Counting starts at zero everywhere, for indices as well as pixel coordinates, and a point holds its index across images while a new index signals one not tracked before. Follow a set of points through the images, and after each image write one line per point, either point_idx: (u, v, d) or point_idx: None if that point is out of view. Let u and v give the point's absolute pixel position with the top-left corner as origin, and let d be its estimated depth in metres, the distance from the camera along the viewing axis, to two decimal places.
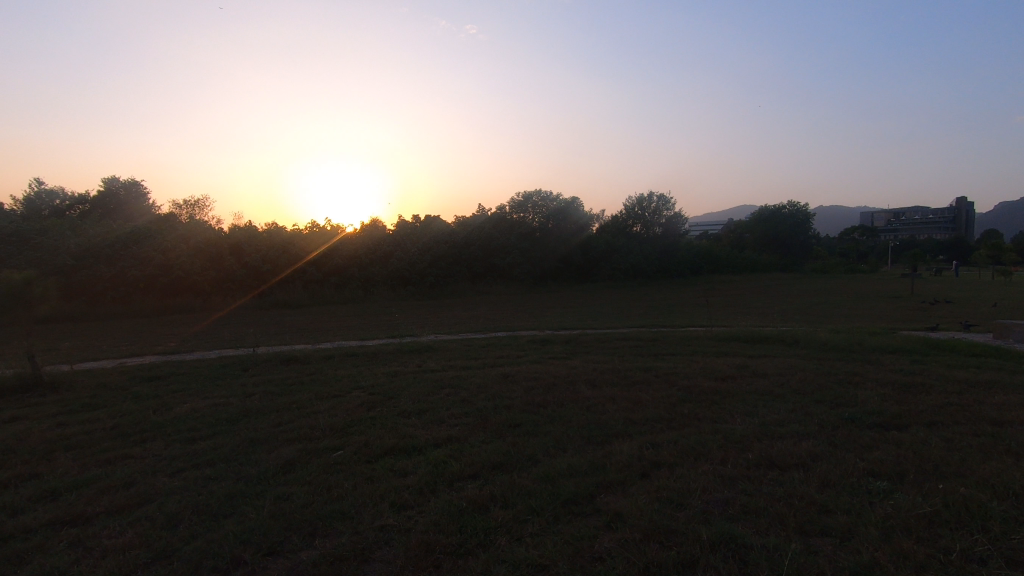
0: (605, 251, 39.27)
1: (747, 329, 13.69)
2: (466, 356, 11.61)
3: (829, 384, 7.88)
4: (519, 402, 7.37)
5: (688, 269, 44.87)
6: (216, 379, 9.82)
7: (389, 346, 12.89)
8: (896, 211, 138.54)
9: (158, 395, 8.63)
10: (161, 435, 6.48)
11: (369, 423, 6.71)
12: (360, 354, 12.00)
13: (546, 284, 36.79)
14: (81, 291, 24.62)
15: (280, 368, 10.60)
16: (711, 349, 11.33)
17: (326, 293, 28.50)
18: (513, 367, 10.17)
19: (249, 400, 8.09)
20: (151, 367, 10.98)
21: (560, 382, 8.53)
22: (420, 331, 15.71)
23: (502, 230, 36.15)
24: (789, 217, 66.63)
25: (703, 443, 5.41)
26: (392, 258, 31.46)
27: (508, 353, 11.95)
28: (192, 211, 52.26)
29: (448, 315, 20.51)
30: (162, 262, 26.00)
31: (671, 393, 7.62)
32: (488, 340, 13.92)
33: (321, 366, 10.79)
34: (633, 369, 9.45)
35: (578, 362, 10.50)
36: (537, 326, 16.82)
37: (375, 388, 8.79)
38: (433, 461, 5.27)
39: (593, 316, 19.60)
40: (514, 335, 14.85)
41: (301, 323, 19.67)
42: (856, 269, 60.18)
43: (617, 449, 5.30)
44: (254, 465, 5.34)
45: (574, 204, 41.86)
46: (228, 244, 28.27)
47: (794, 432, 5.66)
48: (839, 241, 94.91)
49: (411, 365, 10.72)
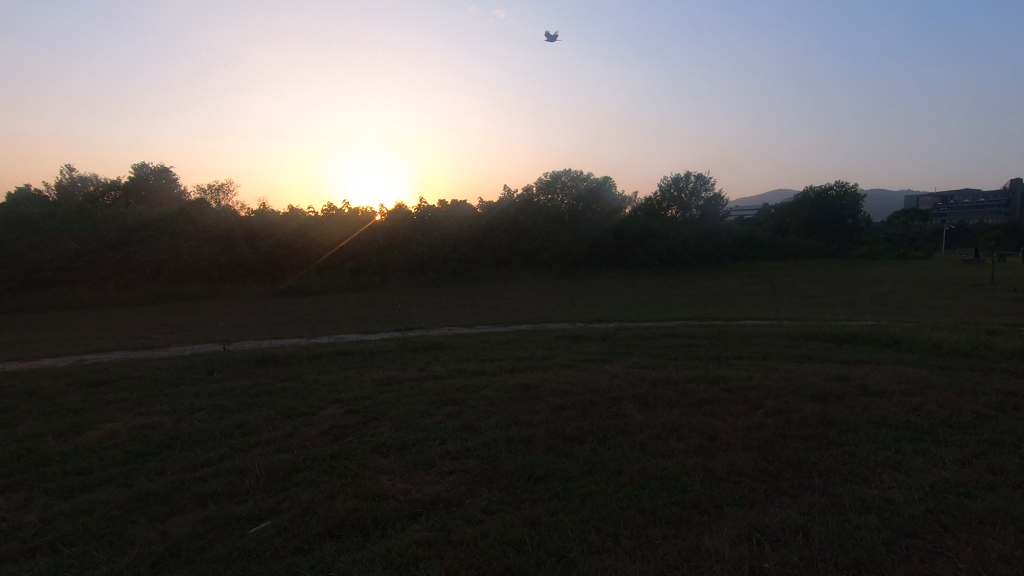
0: (639, 235, 36.69)
1: (823, 326, 11.25)
2: (481, 357, 9.47)
3: (987, 412, 5.52)
4: (543, 434, 5.23)
5: (727, 254, 41.87)
6: (168, 385, 7.93)
7: (391, 343, 10.86)
8: (947, 194, 130.53)
9: (82, 410, 6.79)
10: (31, 481, 4.57)
11: (327, 467, 4.67)
12: (355, 352, 10.04)
13: (576, 270, 34.45)
14: (87, 278, 23.56)
15: (252, 373, 8.67)
16: (788, 352, 8.99)
17: (341, 280, 26.83)
18: (538, 375, 8.00)
19: (186, 420, 6.18)
20: (106, 368, 9.22)
21: (600, 400, 6.35)
22: (431, 325, 13.65)
23: (529, 213, 33.85)
24: (836, 200, 62.26)
25: (851, 536, 3.21)
26: (412, 243, 29.57)
27: (532, 353, 9.81)
28: (217, 197, 51.47)
29: (467, 306, 18.41)
30: (169, 247, 24.73)
31: (761, 422, 5.40)
32: (508, 336, 11.78)
33: (302, 369, 8.81)
34: (694, 380, 7.25)
35: (620, 367, 8.27)
36: (566, 318, 14.63)
37: (356, 403, 6.76)
38: (400, 558, 3.22)
39: (630, 307, 17.28)
40: (540, 330, 12.69)
41: (308, 312, 17.94)
42: (910, 255, 55.88)
43: (707, 546, 3.13)
44: (114, 557, 3.36)
45: (606, 185, 39.17)
46: (240, 228, 26.78)
47: (1005, 517, 3.39)
48: (886, 226, 89.48)
49: (412, 369, 8.68)
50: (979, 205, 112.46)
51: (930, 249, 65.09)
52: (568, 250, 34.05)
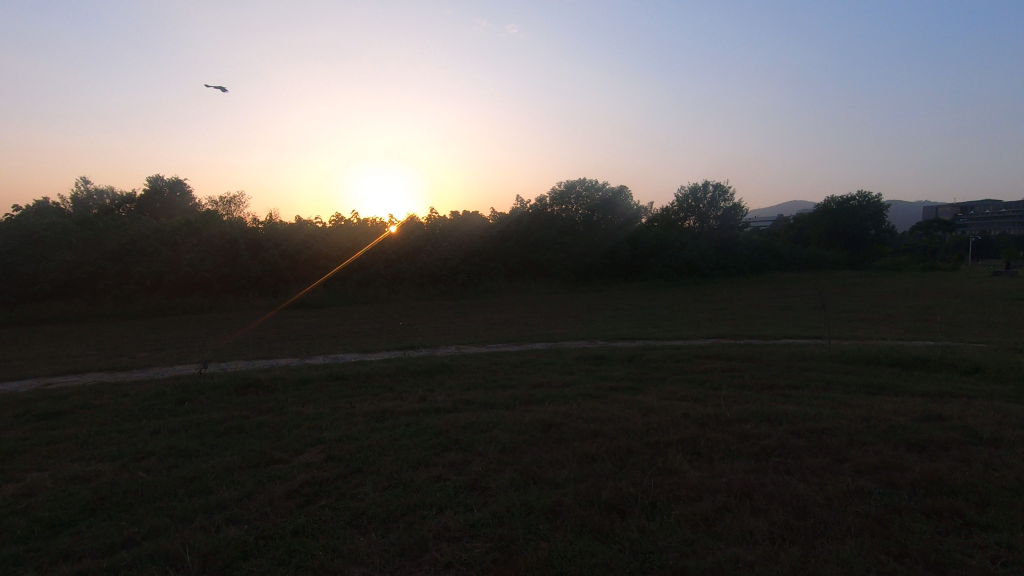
0: (656, 246, 35.42)
1: (881, 347, 9.89)
2: (492, 384, 8.24)
3: None
4: (574, 503, 4.01)
5: (747, 266, 40.40)
6: (127, 418, 6.80)
7: (392, 365, 9.70)
8: (968, 204, 127.55)
9: (14, 453, 5.67)
10: None
11: (286, 555, 3.49)
12: (350, 376, 8.84)
13: (591, 282, 33.18)
14: (86, 290, 22.87)
15: (227, 402, 7.50)
16: (852, 381, 7.66)
17: (348, 293, 25.85)
18: (558, 408, 6.75)
19: (129, 470, 5.03)
20: (67, 394, 8.15)
21: (639, 448, 5.12)
22: (437, 343, 12.44)
23: (543, 223, 32.72)
24: (857, 210, 60.42)
25: None
26: (422, 254, 28.57)
27: (550, 378, 8.58)
28: (228, 209, 51.15)
29: (477, 321, 17.21)
30: (170, 258, 23.85)
31: (857, 487, 4.14)
32: (522, 357, 10.54)
33: (286, 398, 7.65)
34: (750, 420, 5.98)
35: (655, 400, 7.03)
36: (586, 336, 13.41)
37: (340, 446, 5.58)
38: None
39: (653, 323, 16.01)
40: (557, 349, 11.43)
41: (310, 327, 16.89)
42: (938, 267, 53.81)
43: None
44: None
45: (622, 194, 37.84)
46: (244, 238, 25.88)
47: None
48: (908, 237, 87.03)
49: (412, 399, 7.48)
50: (1002, 216, 109.50)
51: (957, 261, 62.90)
52: (583, 262, 32.84)
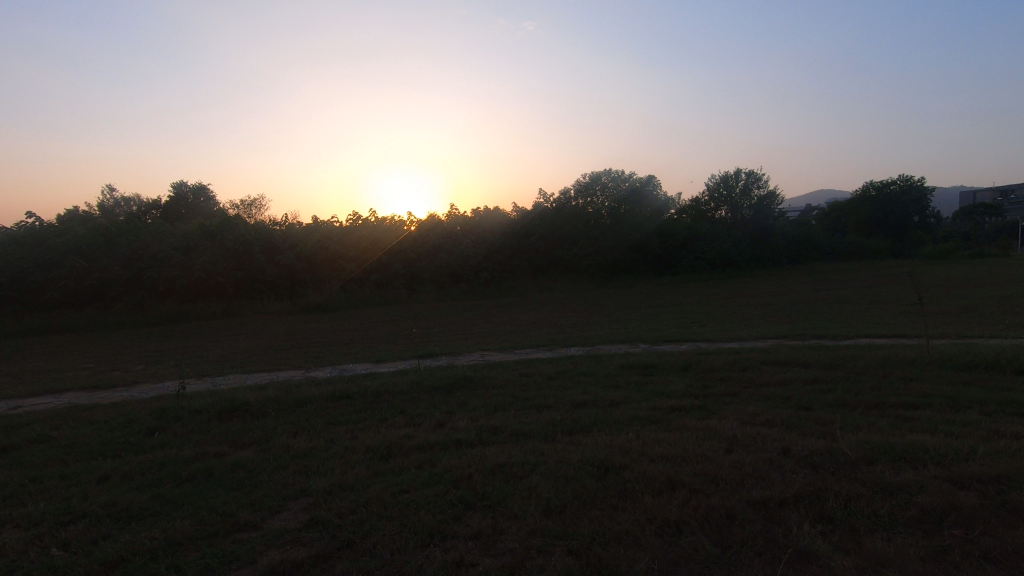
0: (687, 238, 33.60)
1: (994, 349, 8.16)
2: (526, 404, 6.79)
3: None
4: None
5: (783, 258, 38.35)
6: (79, 458, 5.54)
7: (407, 378, 8.31)
8: (1012, 187, 121.52)
9: None
10: None
11: None
12: (355, 394, 7.49)
13: (620, 278, 31.52)
14: (98, 298, 22.19)
15: (205, 433, 6.21)
16: (987, 397, 6.00)
17: (366, 295, 24.75)
18: (612, 439, 5.29)
19: (42, 548, 3.71)
20: (27, 421, 6.97)
21: (741, 510, 3.64)
22: (458, 351, 11.00)
23: (568, 217, 30.94)
24: (898, 195, 57.19)
25: None
26: (443, 251, 27.26)
27: (594, 394, 7.09)
28: (250, 213, 50.84)
29: (502, 323, 15.82)
30: (183, 262, 23.02)
31: None
32: (557, 366, 9.08)
33: (276, 427, 6.31)
34: (879, 459, 4.43)
35: (735, 428, 5.50)
36: (627, 338, 11.89)
37: (330, 504, 4.20)
38: None
39: (697, 322, 14.40)
40: (596, 356, 9.92)
41: (323, 333, 15.72)
42: (988, 253, 50.53)
43: None
44: None
45: (650, 184, 35.90)
46: (259, 240, 24.93)
47: None
48: (950, 224, 82.96)
49: (428, 426, 6.08)
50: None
51: (1006, 247, 59.35)
52: (611, 256, 31.21)
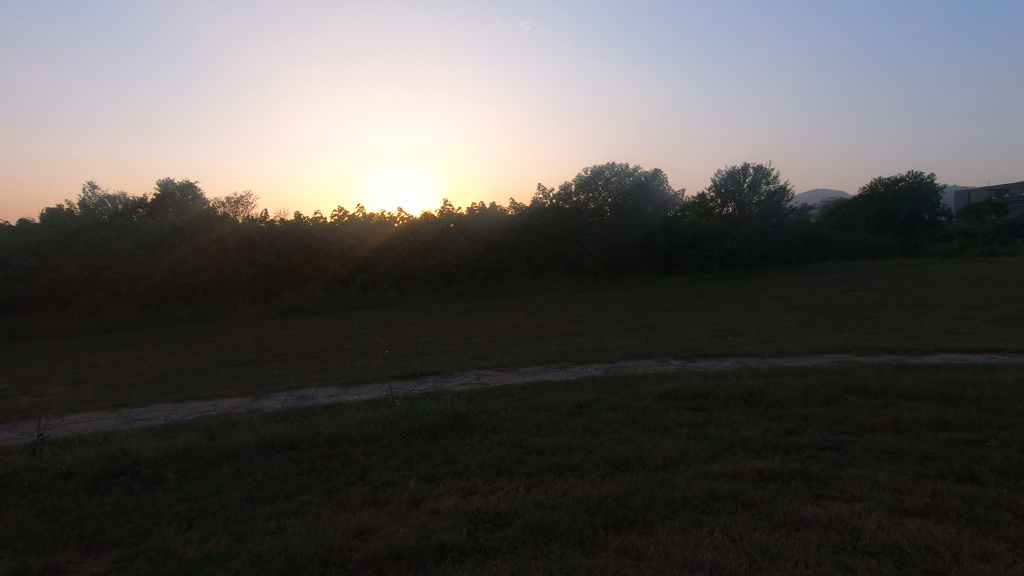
0: (697, 236, 31.58)
1: None
2: (542, 464, 4.66)
3: None
4: None
5: (794, 257, 36.39)
6: None
7: (377, 414, 6.15)
8: (1011, 187, 120.05)
9: None
10: None
11: None
12: (302, 442, 5.35)
13: (625, 278, 29.48)
14: (52, 301, 19.98)
15: (55, 519, 4.06)
16: None
17: (351, 297, 22.59)
18: (694, 552, 3.20)
19: None
20: None
21: None
22: (450, 371, 8.84)
23: (571, 213, 28.80)
24: (907, 192, 55.24)
25: None
26: (436, 249, 25.09)
27: (639, 446, 4.98)
28: (237, 211, 48.35)
29: (501, 331, 13.70)
30: (147, 261, 20.80)
31: None
32: (579, 393, 6.96)
33: (167, 507, 4.17)
34: None
35: (891, 524, 3.40)
36: (657, 353, 9.77)
37: None
38: None
39: (731, 332, 12.29)
40: (625, 378, 7.80)
41: (296, 343, 13.53)
42: (1001, 251, 48.65)
43: None
44: None
45: (656, 178, 33.69)
46: (234, 237, 22.70)
47: None
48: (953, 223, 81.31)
49: (395, 511, 3.96)
50: None
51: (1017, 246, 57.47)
52: (616, 255, 29.18)
